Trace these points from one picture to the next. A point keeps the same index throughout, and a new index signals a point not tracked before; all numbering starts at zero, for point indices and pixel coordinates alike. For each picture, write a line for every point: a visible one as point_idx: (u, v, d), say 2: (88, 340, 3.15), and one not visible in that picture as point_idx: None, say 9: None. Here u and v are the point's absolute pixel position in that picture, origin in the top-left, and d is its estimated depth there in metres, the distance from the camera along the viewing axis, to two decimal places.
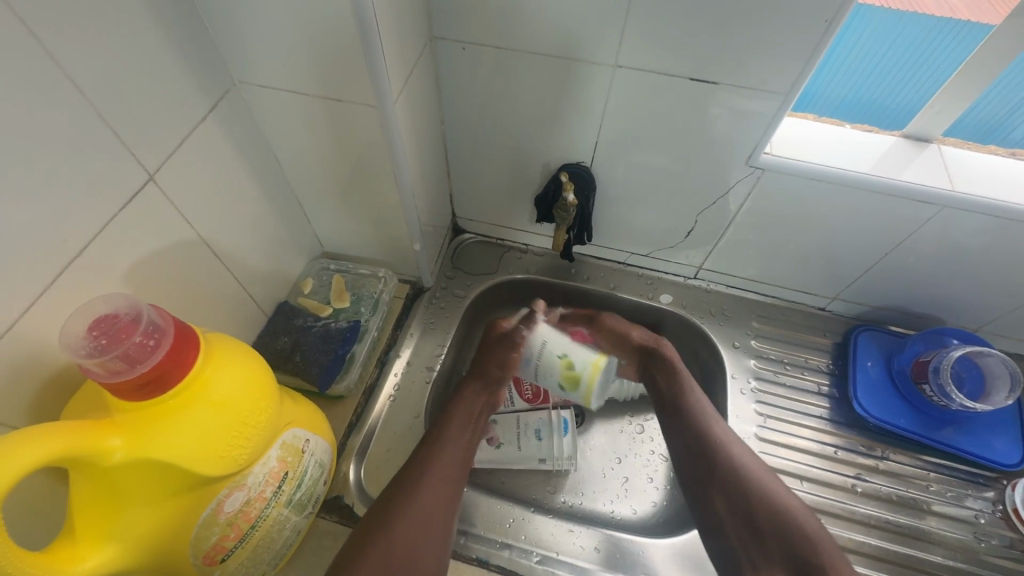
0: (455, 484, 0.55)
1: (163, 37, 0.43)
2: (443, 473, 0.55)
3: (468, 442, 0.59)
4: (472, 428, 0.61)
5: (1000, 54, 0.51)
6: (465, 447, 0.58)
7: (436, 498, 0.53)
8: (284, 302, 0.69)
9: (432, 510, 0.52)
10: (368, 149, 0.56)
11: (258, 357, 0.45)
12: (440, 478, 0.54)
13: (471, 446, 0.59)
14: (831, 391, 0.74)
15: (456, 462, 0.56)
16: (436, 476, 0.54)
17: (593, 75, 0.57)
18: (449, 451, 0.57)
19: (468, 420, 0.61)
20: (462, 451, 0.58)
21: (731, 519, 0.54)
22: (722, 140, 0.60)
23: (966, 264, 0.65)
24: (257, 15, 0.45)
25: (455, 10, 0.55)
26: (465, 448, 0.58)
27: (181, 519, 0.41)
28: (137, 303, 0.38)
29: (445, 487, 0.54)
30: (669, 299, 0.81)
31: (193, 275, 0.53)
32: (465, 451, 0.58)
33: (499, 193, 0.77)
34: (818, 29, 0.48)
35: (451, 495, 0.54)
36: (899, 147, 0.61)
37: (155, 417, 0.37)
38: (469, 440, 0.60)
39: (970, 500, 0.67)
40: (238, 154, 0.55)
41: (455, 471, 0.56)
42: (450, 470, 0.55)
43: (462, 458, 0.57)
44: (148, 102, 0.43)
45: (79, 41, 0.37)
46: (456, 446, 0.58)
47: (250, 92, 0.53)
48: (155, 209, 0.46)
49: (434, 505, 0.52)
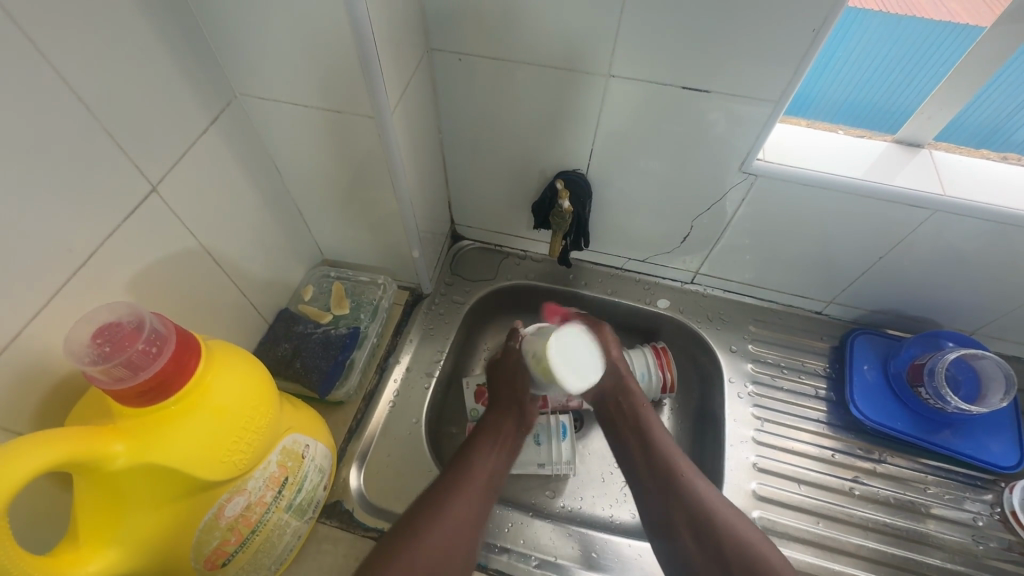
0: (483, 508, 0.56)
1: (166, 52, 0.45)
2: (472, 496, 0.55)
3: (499, 466, 0.60)
4: (505, 451, 0.62)
5: (987, 61, 0.52)
6: (494, 473, 0.59)
7: (464, 519, 0.53)
8: (285, 310, 0.70)
9: (458, 533, 0.52)
10: (367, 158, 0.57)
11: (258, 364, 0.46)
12: (471, 500, 0.55)
13: (502, 469, 0.60)
14: (828, 395, 0.74)
15: (484, 488, 0.57)
16: (465, 498, 0.55)
17: (587, 84, 0.58)
18: (479, 475, 0.57)
19: (502, 443, 0.62)
20: (493, 476, 0.59)
21: (681, 521, 0.54)
22: (715, 146, 0.60)
23: (960, 267, 0.65)
24: (258, 29, 0.46)
25: (451, 21, 0.56)
26: (494, 471, 0.59)
27: (183, 523, 0.41)
28: (140, 312, 0.39)
29: (474, 511, 0.54)
30: (666, 304, 0.81)
31: (195, 283, 0.54)
32: (496, 476, 0.59)
33: (496, 200, 0.78)
34: (806, 38, 0.49)
35: (479, 520, 0.55)
36: (890, 153, 0.62)
37: (157, 423, 0.37)
38: (501, 462, 0.60)
39: (968, 503, 0.67)
40: (240, 165, 0.56)
41: (484, 495, 0.57)
42: (479, 493, 0.56)
43: (492, 483, 0.58)
44: (152, 115, 0.45)
45: (84, 56, 0.38)
46: (486, 469, 0.58)
47: (251, 104, 0.54)
48: (157, 219, 0.47)
49: (463, 527, 0.53)
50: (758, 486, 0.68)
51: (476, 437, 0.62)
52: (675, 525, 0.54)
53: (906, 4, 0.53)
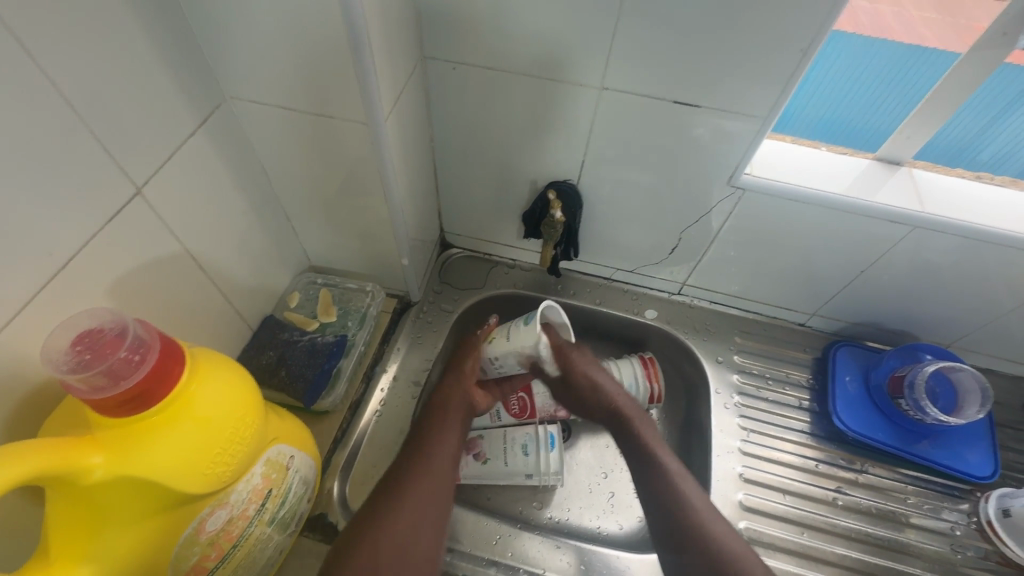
0: (451, 478, 0.56)
1: (155, 54, 0.44)
2: (434, 474, 0.54)
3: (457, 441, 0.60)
4: (458, 427, 0.61)
5: (963, 85, 0.54)
6: (453, 448, 0.58)
7: (427, 500, 0.52)
8: (270, 316, 0.69)
9: (422, 513, 0.51)
10: (357, 164, 0.56)
11: (244, 372, 0.44)
12: (431, 480, 0.54)
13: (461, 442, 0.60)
14: (812, 406, 0.75)
15: (446, 470, 0.56)
16: (427, 480, 0.54)
17: (580, 97, 0.59)
18: (440, 456, 0.56)
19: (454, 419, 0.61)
20: (451, 455, 0.58)
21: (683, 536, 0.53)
22: (705, 158, 0.61)
23: (937, 281, 0.67)
24: (251, 33, 0.46)
25: (447, 30, 0.56)
26: (455, 444, 0.59)
27: (161, 540, 0.40)
28: (124, 318, 0.37)
29: (437, 486, 0.54)
30: (654, 314, 0.82)
31: (178, 289, 0.52)
32: (456, 448, 0.59)
33: (486, 210, 0.78)
34: (795, 58, 0.50)
35: (445, 494, 0.54)
36: (872, 170, 0.63)
37: (137, 436, 0.36)
38: (456, 439, 0.59)
39: (946, 512, 0.69)
40: (228, 169, 0.55)
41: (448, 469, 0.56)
42: (442, 469, 0.55)
43: (453, 456, 0.58)
44: (138, 118, 0.43)
45: (70, 53, 0.37)
46: (445, 444, 0.58)
47: (241, 108, 0.53)
48: (141, 222, 0.46)
49: (424, 509, 0.52)
50: (744, 497, 0.68)
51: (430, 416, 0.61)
52: (677, 540, 0.54)
53: (880, 27, 0.55)
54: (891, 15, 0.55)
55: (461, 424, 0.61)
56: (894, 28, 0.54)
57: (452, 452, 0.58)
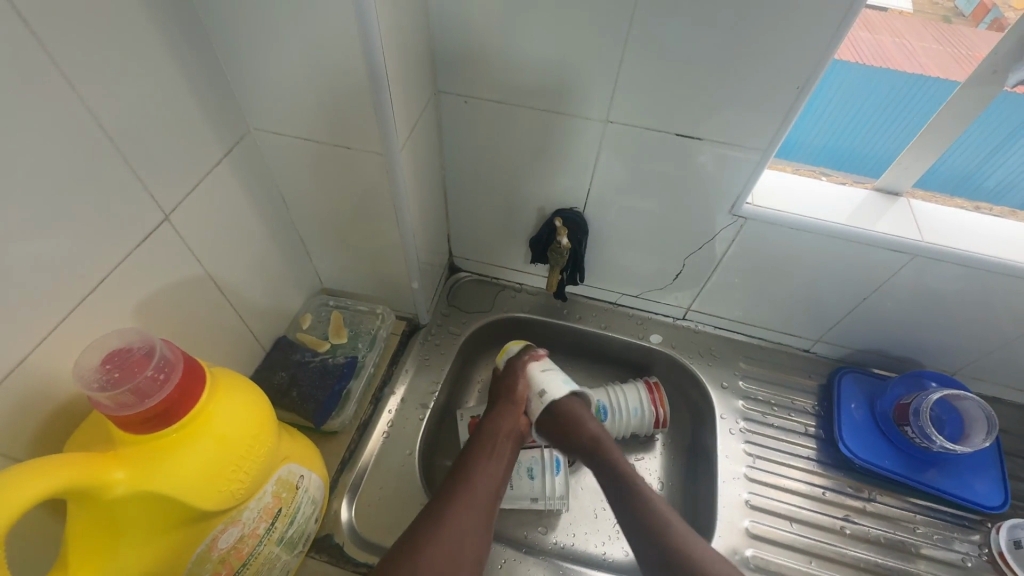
0: (493, 503, 0.57)
1: (188, 89, 0.47)
2: (476, 501, 0.55)
3: (505, 468, 0.61)
4: (505, 454, 0.62)
5: (957, 120, 0.56)
6: (497, 479, 0.59)
7: (468, 524, 0.53)
8: (283, 337, 0.70)
9: (462, 544, 0.52)
10: (371, 192, 0.59)
11: (261, 392, 0.46)
12: (472, 512, 0.54)
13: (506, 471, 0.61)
14: (817, 432, 0.75)
15: (488, 500, 0.56)
16: (466, 506, 0.55)
17: (586, 127, 0.61)
18: (482, 483, 0.57)
19: (500, 448, 0.62)
20: (496, 483, 0.59)
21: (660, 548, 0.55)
22: (709, 186, 0.63)
23: (940, 309, 0.68)
24: (277, 70, 0.49)
25: (459, 66, 0.60)
26: (502, 472, 0.60)
27: (175, 556, 0.41)
28: (150, 338, 0.39)
29: (478, 513, 0.55)
30: (659, 339, 0.83)
31: (198, 309, 0.54)
32: (501, 474, 0.60)
33: (494, 235, 0.80)
34: (791, 94, 0.53)
35: (485, 526, 0.54)
36: (870, 200, 0.65)
37: (157, 452, 0.37)
38: (502, 467, 0.61)
39: (957, 543, 0.68)
40: (249, 195, 0.58)
41: (490, 496, 0.57)
42: (485, 495, 0.57)
43: (496, 483, 0.59)
44: (170, 148, 0.46)
45: (110, 86, 0.40)
46: (490, 470, 0.59)
47: (264, 138, 0.56)
48: (167, 246, 0.48)
49: (464, 536, 0.52)
50: (751, 524, 0.68)
51: (478, 440, 0.62)
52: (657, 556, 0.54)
53: (880, 57, 0.56)
54: (891, 46, 0.56)
55: (507, 452, 0.62)
56: (893, 57, 0.56)
57: (496, 478, 0.59)
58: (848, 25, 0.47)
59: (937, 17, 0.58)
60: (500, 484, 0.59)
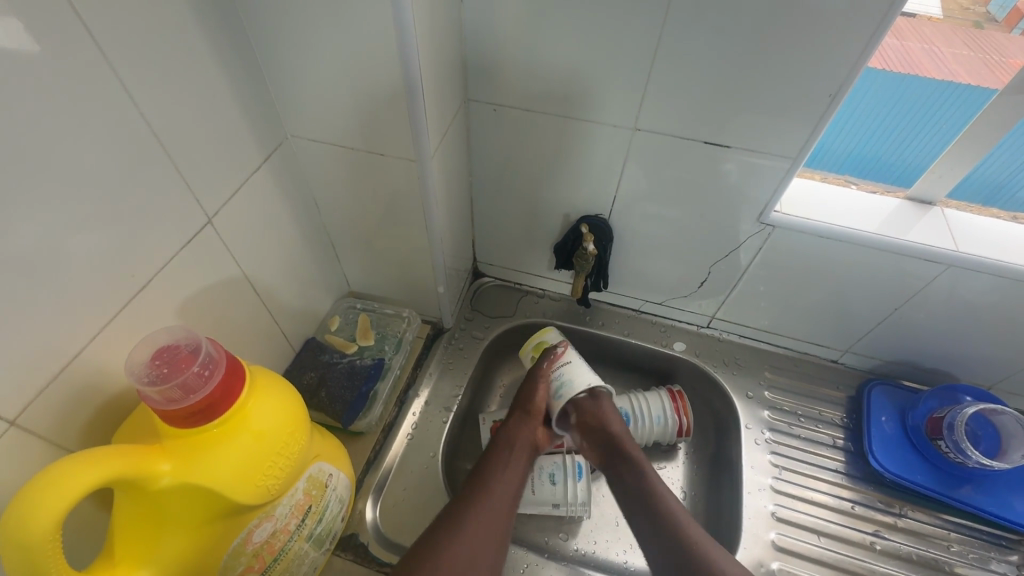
0: (510, 512, 0.57)
1: (232, 98, 0.49)
2: (490, 511, 0.56)
3: (524, 470, 0.61)
4: (524, 458, 0.62)
5: (994, 128, 0.55)
6: (513, 487, 0.59)
7: (483, 532, 0.54)
8: (312, 338, 0.72)
9: (478, 550, 0.52)
10: (402, 198, 0.60)
11: (295, 391, 0.47)
12: (488, 520, 0.55)
13: (523, 477, 0.61)
14: (846, 445, 0.74)
15: (504, 508, 0.57)
16: (480, 515, 0.55)
17: (612, 135, 0.62)
18: (501, 490, 0.58)
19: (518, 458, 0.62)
20: (513, 490, 0.59)
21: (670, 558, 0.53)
22: (736, 193, 0.63)
23: (976, 320, 0.66)
24: (315, 79, 0.51)
25: (489, 74, 0.61)
26: (520, 475, 0.61)
27: (212, 548, 0.42)
28: (196, 336, 0.41)
29: (492, 520, 0.55)
30: (682, 347, 0.82)
31: (235, 310, 0.56)
32: (519, 479, 0.60)
33: (518, 241, 0.81)
34: (823, 102, 0.53)
35: (500, 534, 0.55)
36: (902, 209, 0.64)
37: (199, 446, 0.38)
38: (521, 471, 0.61)
39: (994, 563, 0.65)
40: (284, 199, 0.59)
41: (508, 503, 0.57)
42: (502, 502, 0.57)
43: (514, 490, 0.59)
44: (214, 154, 0.48)
45: (160, 93, 0.42)
46: (508, 475, 0.60)
47: (300, 144, 0.58)
48: (209, 248, 0.50)
49: (479, 542, 0.53)
50: (777, 536, 0.67)
51: (496, 447, 0.63)
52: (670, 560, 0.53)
53: (909, 63, 0.55)
54: (922, 53, 0.55)
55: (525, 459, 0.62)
56: (924, 64, 0.55)
57: (514, 484, 0.59)
58: (882, 33, 0.46)
59: (969, 23, 0.56)
60: (519, 490, 0.60)
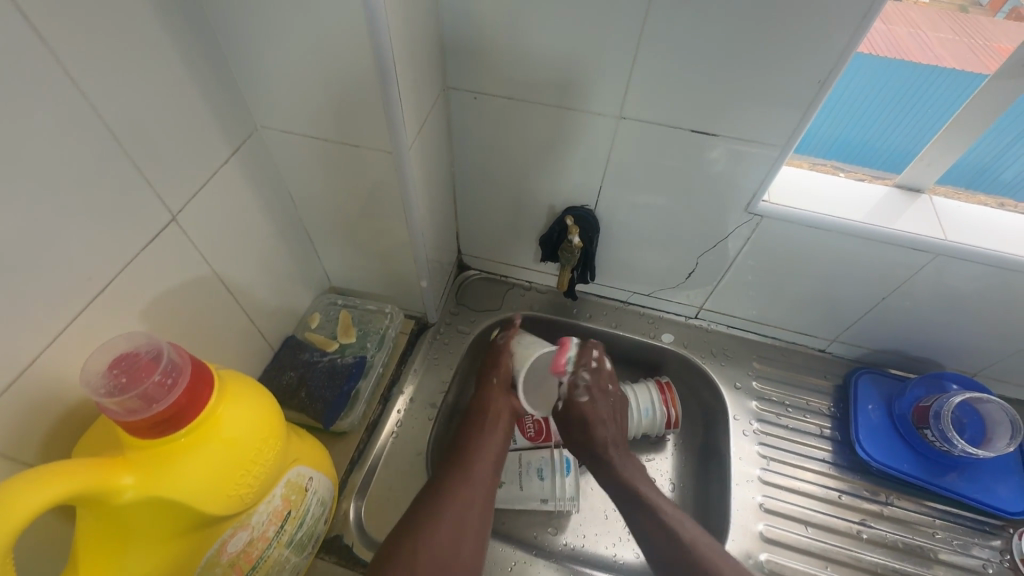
0: (492, 484, 0.59)
1: (195, 88, 0.46)
2: (474, 479, 0.57)
3: (501, 446, 0.63)
4: (499, 431, 0.64)
5: (985, 115, 0.54)
6: (495, 454, 0.61)
7: (468, 499, 0.55)
8: (291, 336, 0.70)
9: (467, 512, 0.54)
10: (380, 191, 0.58)
11: (268, 394, 0.45)
12: (471, 488, 0.56)
13: (502, 449, 0.62)
14: (833, 435, 0.74)
15: (487, 476, 0.59)
16: (463, 482, 0.57)
17: (596, 124, 0.60)
18: (481, 465, 0.59)
19: (496, 423, 0.64)
20: (493, 465, 0.60)
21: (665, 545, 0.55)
22: (723, 181, 0.61)
23: (963, 309, 0.66)
24: (284, 68, 0.48)
25: (469, 62, 0.58)
26: (498, 450, 0.62)
27: (185, 560, 0.40)
28: (158, 342, 0.39)
29: (477, 487, 0.57)
30: (670, 338, 0.81)
31: (205, 310, 0.54)
32: (497, 451, 0.62)
33: (503, 232, 0.79)
34: (812, 90, 0.51)
35: (487, 499, 0.57)
36: (890, 197, 0.63)
37: (166, 456, 0.37)
38: (498, 442, 0.63)
39: (977, 549, 0.66)
40: (256, 194, 0.57)
41: (489, 474, 0.59)
42: (484, 474, 0.58)
43: (495, 462, 0.61)
44: (176, 149, 0.46)
45: (115, 84, 0.39)
46: (486, 449, 0.61)
47: (271, 136, 0.55)
48: (175, 246, 0.48)
49: (466, 505, 0.55)
50: (765, 528, 0.67)
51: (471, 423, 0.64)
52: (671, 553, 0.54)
53: (894, 48, 0.54)
54: (907, 36, 0.54)
55: (503, 430, 0.64)
56: (909, 49, 0.54)
57: (492, 459, 0.61)
58: (874, 17, 0.45)
59: (954, 7, 0.55)
60: (498, 460, 0.61)
